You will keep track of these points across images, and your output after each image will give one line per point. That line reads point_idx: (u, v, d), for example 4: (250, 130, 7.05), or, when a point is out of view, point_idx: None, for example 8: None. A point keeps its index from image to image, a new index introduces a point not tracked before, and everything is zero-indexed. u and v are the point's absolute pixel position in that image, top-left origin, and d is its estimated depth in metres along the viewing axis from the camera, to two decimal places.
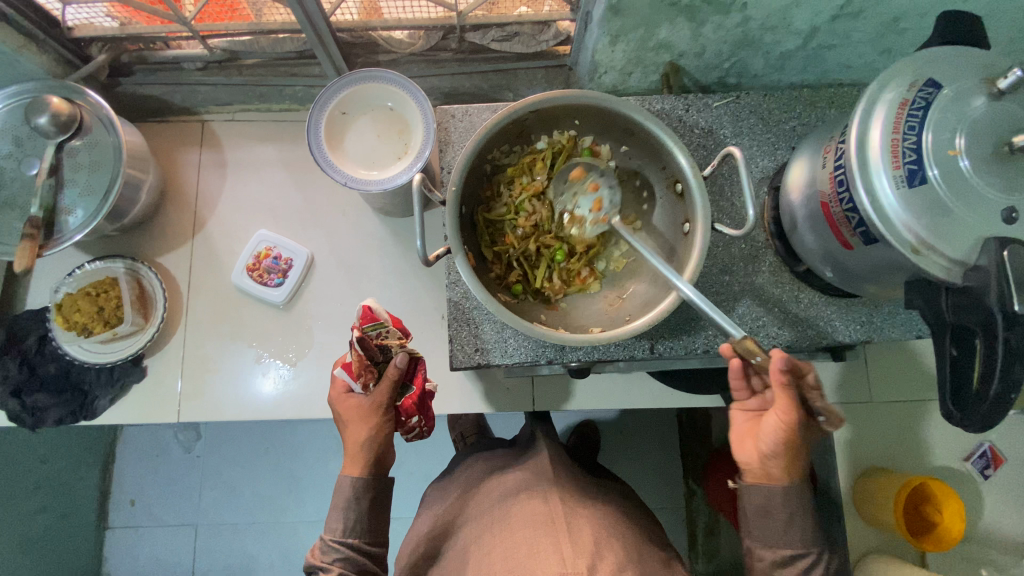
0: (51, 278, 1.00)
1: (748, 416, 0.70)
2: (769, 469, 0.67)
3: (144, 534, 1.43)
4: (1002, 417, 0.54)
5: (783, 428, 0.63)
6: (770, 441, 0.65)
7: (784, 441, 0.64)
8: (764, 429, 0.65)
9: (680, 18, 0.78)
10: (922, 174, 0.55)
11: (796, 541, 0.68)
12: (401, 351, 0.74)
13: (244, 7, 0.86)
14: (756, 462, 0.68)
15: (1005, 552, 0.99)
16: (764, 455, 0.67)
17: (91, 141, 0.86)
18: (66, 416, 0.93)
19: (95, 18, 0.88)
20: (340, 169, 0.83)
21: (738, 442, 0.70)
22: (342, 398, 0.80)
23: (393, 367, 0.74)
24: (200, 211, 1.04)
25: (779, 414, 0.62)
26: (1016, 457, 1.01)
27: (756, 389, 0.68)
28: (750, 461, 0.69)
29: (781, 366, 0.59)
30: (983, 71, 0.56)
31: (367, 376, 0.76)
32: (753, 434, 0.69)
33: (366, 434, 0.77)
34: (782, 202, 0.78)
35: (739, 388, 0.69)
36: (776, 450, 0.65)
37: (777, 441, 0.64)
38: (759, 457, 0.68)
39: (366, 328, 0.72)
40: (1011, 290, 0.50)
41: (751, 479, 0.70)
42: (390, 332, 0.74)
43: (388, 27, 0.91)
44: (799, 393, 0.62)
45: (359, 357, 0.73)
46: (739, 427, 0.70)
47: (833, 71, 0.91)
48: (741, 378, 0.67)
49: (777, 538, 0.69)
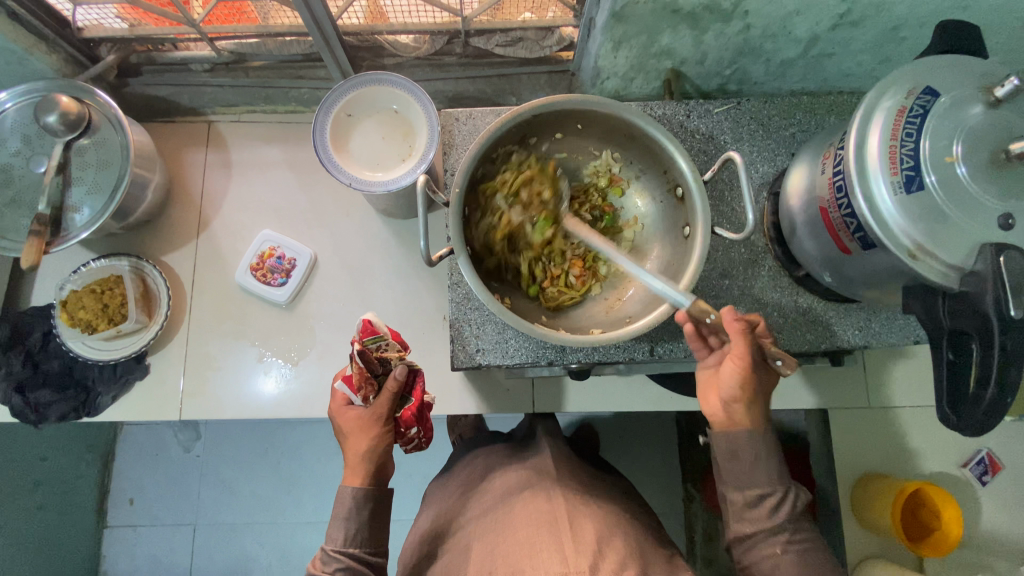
0: (56, 275, 1.01)
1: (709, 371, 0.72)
2: (736, 415, 0.69)
3: (142, 533, 1.43)
4: (997, 421, 0.55)
5: (743, 372, 0.66)
6: (731, 387, 0.67)
7: (742, 384, 0.67)
8: (722, 377, 0.68)
9: (682, 25, 0.79)
10: (920, 181, 0.56)
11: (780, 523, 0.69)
12: (400, 364, 0.75)
13: (252, 10, 0.88)
14: (721, 412, 0.70)
15: (1002, 557, 0.99)
16: (726, 402, 0.69)
17: (99, 140, 0.87)
18: (69, 412, 0.94)
19: (105, 19, 0.90)
20: (345, 170, 0.84)
21: (701, 396, 0.72)
22: (342, 410, 0.80)
23: (393, 380, 0.75)
24: (204, 210, 1.05)
25: (733, 360, 0.66)
26: (1014, 464, 1.01)
27: (713, 346, 0.71)
28: (715, 412, 0.70)
29: (733, 317, 0.66)
30: (979, 80, 0.57)
31: (368, 389, 0.76)
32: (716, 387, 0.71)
33: (367, 444, 0.77)
34: (782, 208, 0.78)
35: (698, 346, 0.71)
36: (735, 394, 0.68)
37: (737, 385, 0.67)
38: (723, 406, 0.69)
39: (366, 341, 0.72)
40: (1007, 297, 0.52)
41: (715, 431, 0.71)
42: (389, 345, 0.75)
43: (394, 31, 0.93)
44: (756, 341, 0.66)
45: (359, 370, 0.74)
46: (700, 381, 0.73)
47: (833, 79, 0.92)
48: (697, 338, 0.70)
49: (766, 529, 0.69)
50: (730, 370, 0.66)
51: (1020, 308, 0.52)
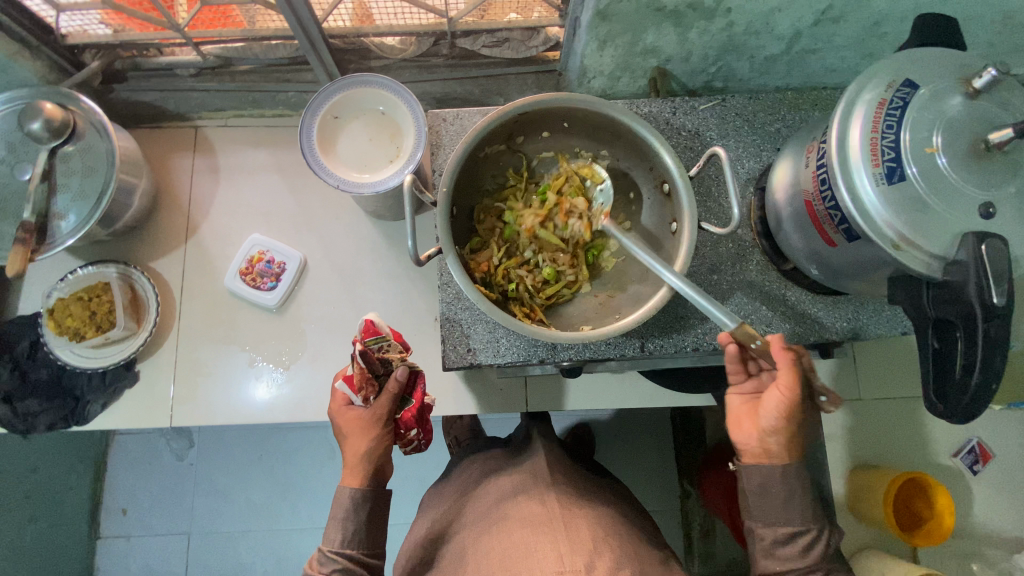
0: (43, 284, 1.00)
1: (745, 399, 0.71)
2: (772, 448, 0.69)
3: (136, 543, 1.41)
4: (984, 406, 0.56)
5: (788, 404, 0.64)
6: (770, 417, 0.66)
7: (784, 416, 0.65)
8: (763, 406, 0.67)
9: (665, 23, 0.79)
10: (901, 172, 0.56)
11: (795, 521, 0.69)
12: (401, 364, 0.76)
13: (238, 14, 0.88)
14: (755, 440, 0.69)
15: (994, 546, 1.00)
16: (764, 432, 0.68)
17: (84, 147, 0.86)
18: (57, 421, 0.93)
19: (90, 26, 0.89)
20: (333, 172, 0.84)
21: (736, 422, 0.71)
22: (343, 411, 0.80)
23: (393, 381, 0.76)
24: (193, 215, 1.04)
25: (778, 390, 0.64)
26: (1004, 453, 1.02)
27: (752, 372, 0.71)
28: (749, 440, 0.70)
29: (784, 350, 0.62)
30: (958, 72, 0.58)
31: (368, 390, 0.76)
32: (752, 415, 0.70)
33: (366, 445, 0.77)
34: (768, 202, 0.79)
35: (735, 370, 0.71)
36: (775, 427, 0.66)
37: (777, 418, 0.66)
38: (758, 436, 0.69)
39: (369, 341, 0.74)
40: (989, 284, 0.52)
41: (750, 460, 0.71)
42: (392, 346, 0.77)
43: (380, 34, 0.93)
44: (807, 373, 0.63)
45: (361, 370, 0.74)
46: (736, 409, 0.72)
47: (817, 75, 0.93)
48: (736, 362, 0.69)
49: (775, 518, 0.70)
50: (773, 402, 0.65)
51: (1002, 294, 0.52)
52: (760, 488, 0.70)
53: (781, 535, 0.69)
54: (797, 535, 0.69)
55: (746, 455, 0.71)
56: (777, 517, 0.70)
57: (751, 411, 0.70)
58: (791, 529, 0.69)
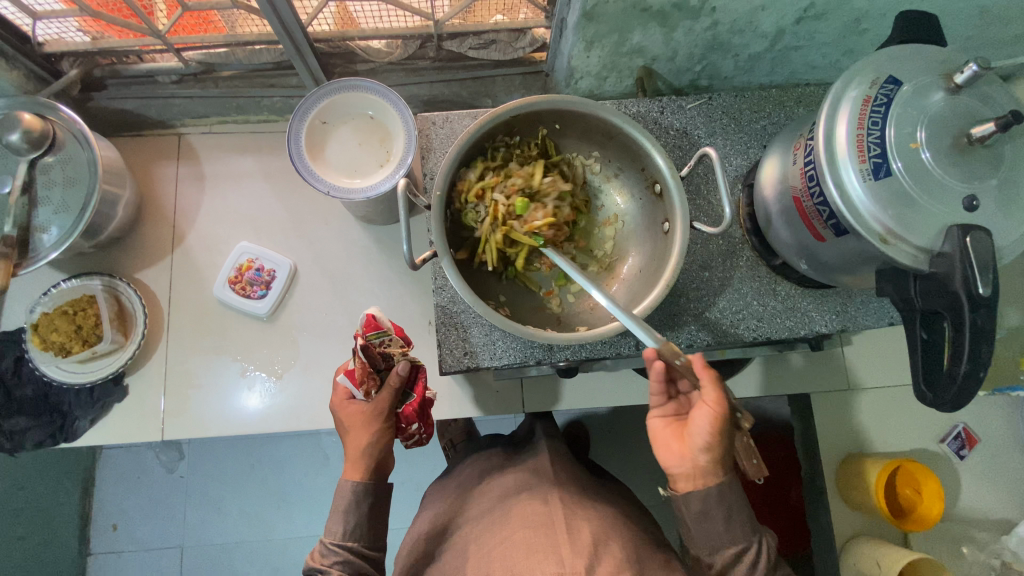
0: (25, 299, 0.98)
1: (667, 421, 0.73)
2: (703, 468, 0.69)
3: (127, 558, 1.39)
4: (972, 395, 0.57)
5: (716, 425, 0.65)
6: (703, 437, 0.66)
7: (714, 435, 0.65)
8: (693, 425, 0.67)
9: (651, 23, 0.80)
10: (887, 167, 0.57)
11: (732, 535, 0.70)
12: (403, 359, 0.75)
13: (218, 19, 0.86)
14: (688, 464, 0.70)
15: (981, 528, 1.02)
16: (695, 454, 0.68)
17: (64, 157, 0.84)
18: (45, 439, 0.92)
19: (66, 33, 0.87)
20: (322, 178, 0.83)
21: (664, 446, 0.71)
22: (344, 405, 0.79)
23: (394, 375, 0.75)
24: (178, 224, 1.02)
25: (707, 407, 0.65)
26: (989, 437, 1.04)
27: (672, 394, 0.73)
28: (682, 464, 0.70)
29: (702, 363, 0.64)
30: (940, 68, 0.59)
31: (370, 384, 0.75)
32: (678, 436, 0.71)
33: (367, 440, 0.77)
34: (756, 199, 0.80)
35: (658, 393, 0.72)
36: (708, 444, 0.67)
37: (709, 434, 0.65)
38: (691, 457, 0.69)
39: (369, 336, 0.72)
40: (974, 274, 0.53)
41: (684, 482, 0.70)
42: (392, 341, 0.75)
43: (365, 37, 0.92)
44: (727, 391, 0.65)
45: (363, 365, 0.73)
46: (662, 433, 0.72)
47: (800, 72, 0.94)
48: (661, 382, 0.70)
49: (718, 539, 0.70)
50: (701, 418, 0.66)
51: (987, 283, 0.54)
52: (700, 512, 0.70)
53: (728, 556, 0.70)
54: (739, 554, 0.70)
55: (681, 480, 0.71)
56: (720, 539, 0.70)
57: (679, 436, 0.71)
58: (734, 548, 0.70)
